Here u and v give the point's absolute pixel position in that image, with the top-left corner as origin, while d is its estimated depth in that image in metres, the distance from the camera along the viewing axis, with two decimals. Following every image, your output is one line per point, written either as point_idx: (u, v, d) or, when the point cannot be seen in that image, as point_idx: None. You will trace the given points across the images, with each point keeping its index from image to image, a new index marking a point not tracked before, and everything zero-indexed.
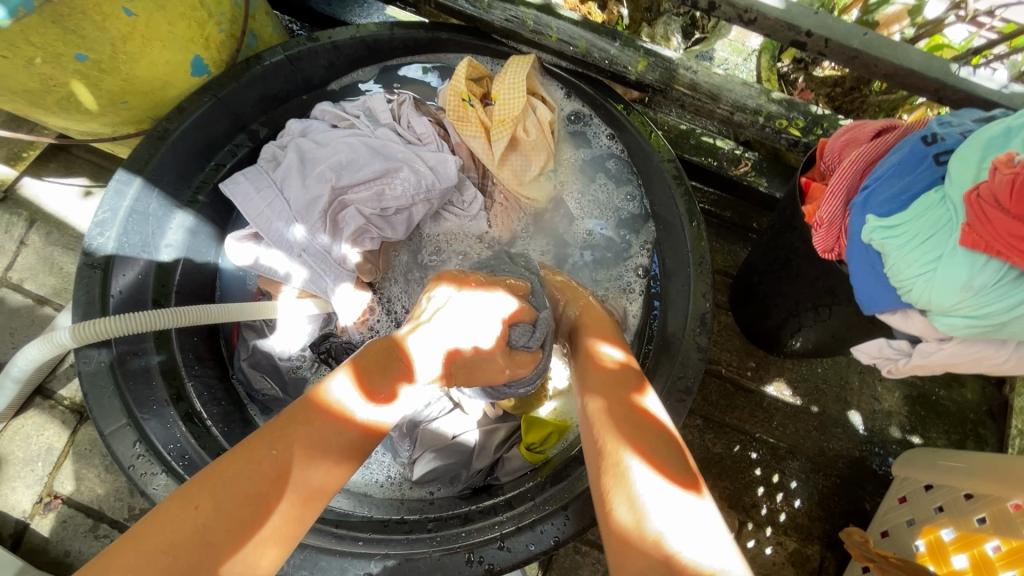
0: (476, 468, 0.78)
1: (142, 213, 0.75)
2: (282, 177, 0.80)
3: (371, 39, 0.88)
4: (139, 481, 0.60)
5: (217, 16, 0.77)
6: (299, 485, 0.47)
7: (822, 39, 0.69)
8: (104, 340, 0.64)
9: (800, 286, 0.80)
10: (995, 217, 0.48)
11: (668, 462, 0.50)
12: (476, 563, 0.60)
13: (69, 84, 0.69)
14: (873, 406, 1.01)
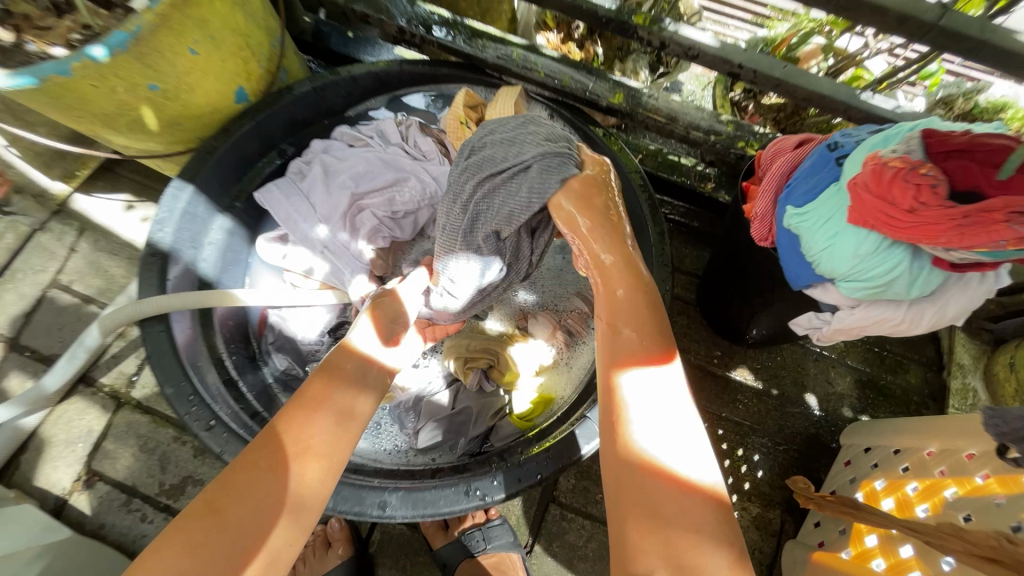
0: (473, 435, 0.90)
1: (192, 214, 0.88)
2: (309, 186, 0.95)
3: (383, 73, 1.05)
4: (192, 426, 0.71)
5: (258, 55, 0.94)
6: (316, 428, 0.56)
7: (751, 71, 0.87)
8: (164, 315, 0.77)
9: (749, 275, 0.94)
10: (862, 198, 0.60)
11: (677, 408, 0.51)
12: (472, 494, 0.69)
13: (139, 109, 0.85)
14: (827, 389, 1.14)
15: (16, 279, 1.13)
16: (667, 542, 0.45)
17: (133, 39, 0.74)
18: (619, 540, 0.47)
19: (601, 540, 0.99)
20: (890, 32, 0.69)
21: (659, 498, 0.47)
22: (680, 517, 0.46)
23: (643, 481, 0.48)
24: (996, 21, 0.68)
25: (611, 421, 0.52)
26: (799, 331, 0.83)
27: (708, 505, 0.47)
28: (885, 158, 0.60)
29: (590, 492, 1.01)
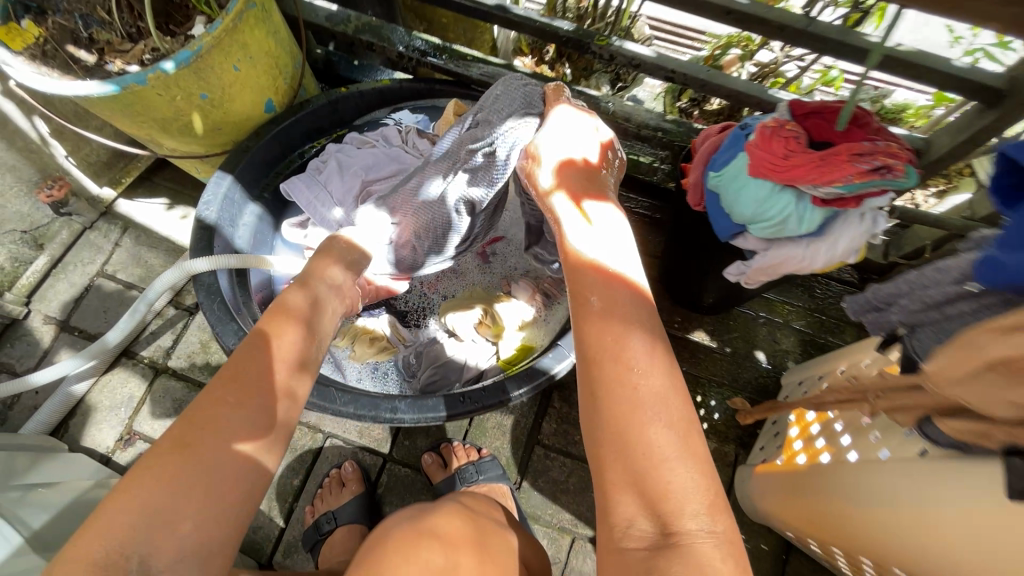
0: (466, 377, 1.06)
1: (231, 198, 1.07)
2: (326, 177, 1.14)
3: (385, 89, 1.26)
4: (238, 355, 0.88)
5: (283, 74, 1.16)
6: (317, 316, 0.69)
7: (681, 75, 1.10)
8: (218, 270, 0.95)
9: (693, 245, 1.12)
10: (751, 149, 0.81)
11: (618, 245, 0.59)
12: (467, 401, 0.85)
13: (190, 115, 1.05)
14: (774, 346, 1.31)
15: (68, 270, 1.30)
16: (636, 477, 0.45)
17: (194, 56, 0.94)
18: (597, 479, 0.48)
19: (581, 475, 1.13)
20: (774, 38, 0.91)
21: (623, 441, 0.46)
22: (646, 453, 0.45)
23: (606, 424, 0.47)
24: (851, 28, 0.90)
25: (583, 370, 0.51)
26: (729, 279, 1.00)
27: (675, 438, 0.46)
28: (763, 121, 0.82)
29: (569, 434, 1.16)
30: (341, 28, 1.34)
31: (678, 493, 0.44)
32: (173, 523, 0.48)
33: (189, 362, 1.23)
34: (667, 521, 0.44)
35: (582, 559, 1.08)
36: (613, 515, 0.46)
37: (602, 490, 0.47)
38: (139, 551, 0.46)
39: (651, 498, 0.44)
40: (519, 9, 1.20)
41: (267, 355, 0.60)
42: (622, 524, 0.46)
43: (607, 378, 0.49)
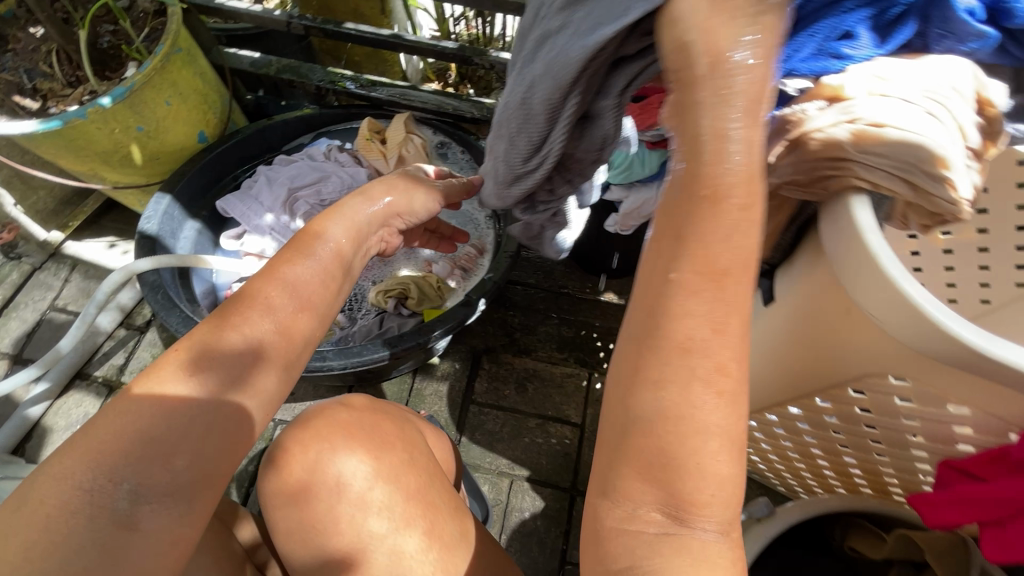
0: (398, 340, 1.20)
1: (170, 214, 1.22)
2: (257, 191, 1.30)
3: (308, 117, 1.45)
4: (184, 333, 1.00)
5: (212, 109, 1.33)
6: (325, 259, 0.63)
7: None
8: (159, 267, 1.09)
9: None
10: None
11: None
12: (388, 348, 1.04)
13: (129, 147, 1.20)
14: None
15: (19, 309, 1.39)
16: (667, 470, 0.39)
17: (129, 92, 1.11)
18: (608, 454, 0.42)
19: (513, 423, 1.25)
20: None
21: (658, 433, 0.39)
22: (680, 450, 0.38)
23: (643, 411, 0.39)
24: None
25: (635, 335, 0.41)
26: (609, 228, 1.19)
27: (718, 443, 0.38)
28: None
29: (499, 391, 1.29)
30: (265, 70, 1.53)
31: (708, 498, 0.39)
32: (166, 456, 0.49)
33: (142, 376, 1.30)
34: (678, 515, 0.39)
35: (520, 498, 1.17)
36: (607, 496, 0.41)
37: (604, 462, 0.42)
38: (128, 479, 0.47)
39: (679, 497, 0.39)
40: (413, 37, 1.44)
41: (269, 313, 0.57)
42: (629, 504, 0.40)
43: (659, 353, 0.39)
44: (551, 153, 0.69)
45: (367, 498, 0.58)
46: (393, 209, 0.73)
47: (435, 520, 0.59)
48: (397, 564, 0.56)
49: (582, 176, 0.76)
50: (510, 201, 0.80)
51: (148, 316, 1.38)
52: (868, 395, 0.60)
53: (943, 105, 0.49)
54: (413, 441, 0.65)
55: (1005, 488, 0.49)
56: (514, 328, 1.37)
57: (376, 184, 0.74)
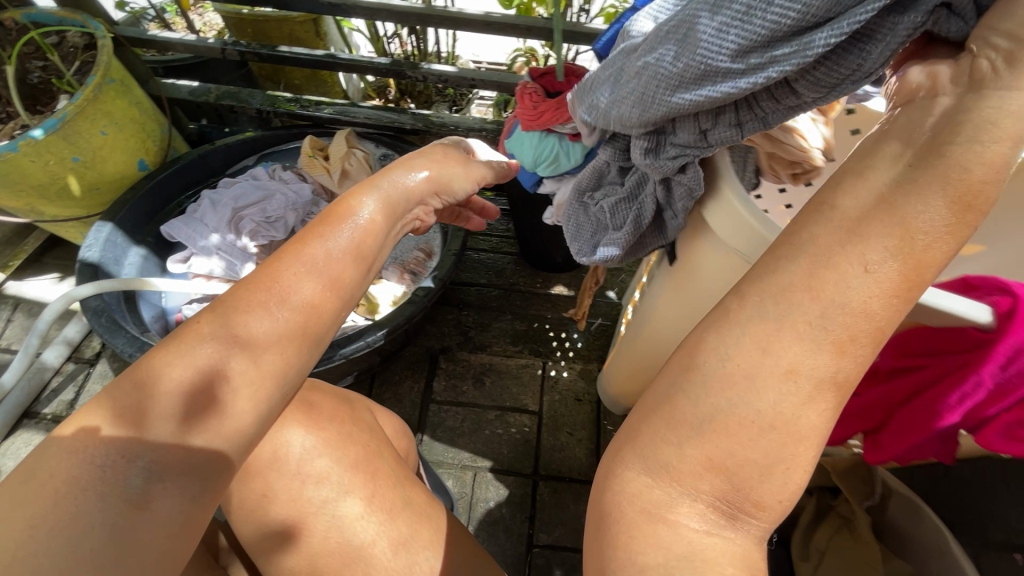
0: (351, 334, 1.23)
1: (113, 241, 1.22)
2: (202, 213, 1.32)
3: (251, 141, 1.48)
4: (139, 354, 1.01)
5: (152, 138, 1.35)
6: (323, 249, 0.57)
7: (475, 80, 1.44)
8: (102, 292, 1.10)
9: (520, 209, 1.36)
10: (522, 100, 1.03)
11: None
12: (336, 350, 1.08)
13: (66, 178, 1.20)
14: (619, 275, 1.49)
15: None
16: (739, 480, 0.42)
17: (61, 123, 1.12)
18: (667, 439, 0.43)
19: (473, 417, 1.28)
20: (526, 37, 1.26)
21: (745, 436, 0.41)
22: (762, 458, 0.41)
23: (736, 413, 0.41)
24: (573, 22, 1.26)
25: (752, 314, 0.42)
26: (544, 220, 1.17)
27: (792, 457, 0.41)
28: (527, 84, 1.06)
29: (457, 388, 1.32)
30: (204, 98, 1.56)
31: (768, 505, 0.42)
32: (181, 439, 0.47)
33: None
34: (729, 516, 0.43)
35: (485, 488, 1.20)
36: (648, 478, 0.44)
37: (651, 441, 0.44)
38: (146, 455, 0.46)
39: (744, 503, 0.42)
40: (348, 55, 1.49)
41: (292, 294, 0.53)
42: (684, 501, 0.43)
43: (793, 342, 0.40)
44: (787, 61, 0.47)
45: (317, 471, 0.62)
46: (432, 186, 0.73)
47: (379, 485, 0.64)
48: (342, 527, 0.60)
49: (763, 124, 0.55)
50: (653, 117, 0.57)
51: (97, 348, 1.37)
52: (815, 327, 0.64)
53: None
54: (362, 418, 0.70)
55: (881, 391, 0.55)
56: (469, 327, 1.41)
57: (418, 156, 0.74)
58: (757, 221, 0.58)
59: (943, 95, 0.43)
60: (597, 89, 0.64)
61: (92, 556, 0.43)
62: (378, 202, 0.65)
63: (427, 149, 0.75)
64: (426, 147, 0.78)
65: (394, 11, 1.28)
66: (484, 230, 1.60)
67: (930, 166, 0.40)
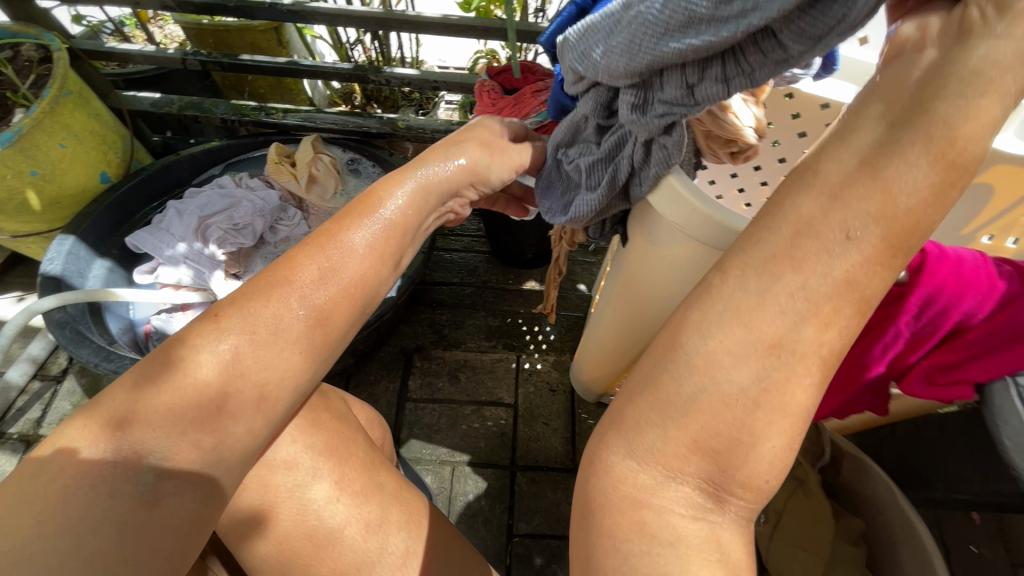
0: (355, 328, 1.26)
1: (76, 253, 1.22)
2: (167, 223, 1.31)
3: (216, 150, 1.47)
4: (110, 363, 1.01)
5: (113, 150, 1.35)
6: (345, 250, 0.59)
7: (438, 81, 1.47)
8: (65, 304, 1.09)
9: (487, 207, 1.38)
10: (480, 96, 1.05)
11: None
12: None
13: (24, 193, 1.19)
14: (590, 268, 1.52)
15: None
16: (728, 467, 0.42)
17: (17, 136, 1.11)
18: (650, 421, 0.44)
19: (449, 413, 1.29)
20: (485, 38, 1.29)
21: (726, 413, 0.41)
22: (749, 435, 0.41)
23: (720, 392, 0.41)
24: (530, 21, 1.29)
25: (723, 286, 0.43)
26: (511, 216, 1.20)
27: (782, 441, 0.42)
28: (484, 82, 1.08)
29: (433, 385, 1.33)
30: (167, 109, 1.54)
31: (756, 485, 0.43)
32: (162, 432, 0.50)
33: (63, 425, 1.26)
34: (713, 494, 0.44)
35: (463, 482, 1.21)
36: (633, 462, 0.45)
37: (630, 425, 0.45)
38: (148, 453, 0.50)
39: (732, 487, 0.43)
40: (311, 62, 1.50)
41: (312, 290, 0.57)
42: (668, 490, 0.44)
43: (777, 313, 0.41)
44: (769, 7, 0.47)
45: (286, 457, 0.62)
46: (468, 176, 0.72)
47: (348, 469, 0.65)
48: (310, 511, 0.61)
49: (750, 81, 0.54)
50: (638, 67, 0.57)
51: (64, 365, 1.34)
52: None
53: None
54: (331, 405, 0.69)
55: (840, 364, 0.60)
56: (443, 325, 1.43)
57: (458, 141, 0.72)
58: (712, 210, 0.62)
59: (931, 47, 0.43)
60: (589, 36, 0.63)
61: (74, 540, 0.46)
62: (411, 194, 0.66)
63: (467, 131, 0.73)
64: (468, 128, 0.75)
65: (354, 16, 1.30)
66: (455, 230, 1.62)
67: (915, 121, 0.41)
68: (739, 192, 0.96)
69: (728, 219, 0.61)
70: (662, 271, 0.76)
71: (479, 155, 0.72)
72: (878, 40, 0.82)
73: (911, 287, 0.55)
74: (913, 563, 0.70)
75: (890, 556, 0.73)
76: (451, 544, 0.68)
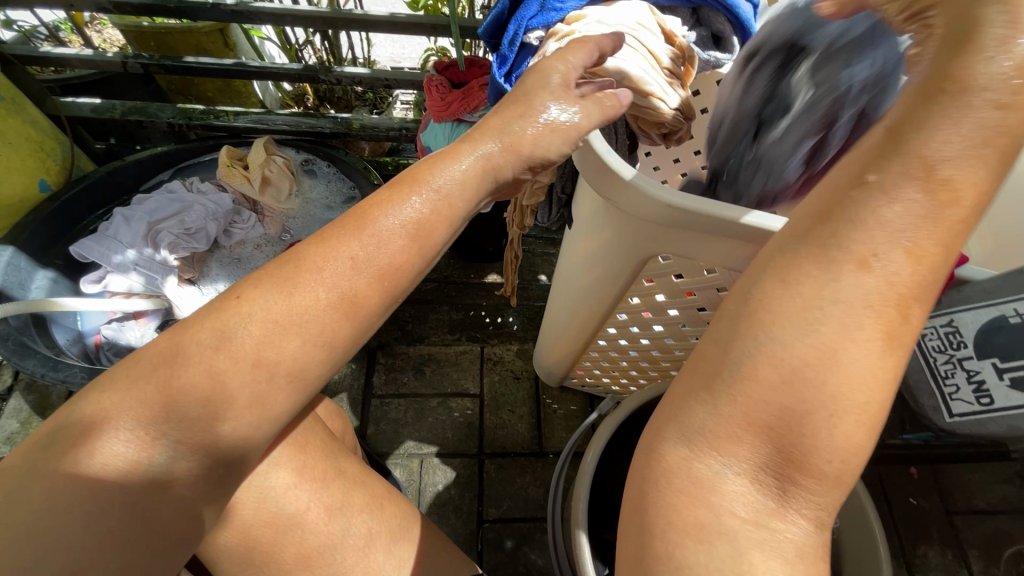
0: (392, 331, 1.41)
1: (15, 265, 1.18)
2: (114, 230, 1.28)
3: (164, 155, 1.42)
4: (59, 376, 0.98)
5: (53, 157, 1.30)
6: (370, 230, 0.53)
7: (389, 79, 1.47)
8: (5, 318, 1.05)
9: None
10: (431, 91, 1.06)
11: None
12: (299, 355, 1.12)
13: None
14: (548, 259, 1.56)
15: None
16: (786, 443, 0.38)
17: None
18: (705, 405, 0.40)
19: (415, 407, 1.30)
20: (433, 35, 1.31)
21: (792, 388, 0.38)
22: (820, 414, 0.37)
23: (784, 367, 0.38)
24: (477, 18, 1.31)
25: (769, 257, 0.41)
26: None
27: (851, 417, 0.37)
28: (434, 77, 1.09)
29: (398, 380, 1.34)
30: (109, 114, 1.49)
31: (821, 468, 0.38)
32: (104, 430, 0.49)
33: (9, 444, 1.21)
34: (778, 488, 0.39)
35: (432, 473, 1.22)
36: (686, 450, 0.41)
37: (685, 406, 0.42)
38: (89, 455, 0.48)
39: (789, 470, 0.39)
40: (259, 63, 1.49)
41: (340, 279, 0.51)
42: (720, 477, 0.40)
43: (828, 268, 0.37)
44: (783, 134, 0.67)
45: None
46: (523, 163, 0.62)
47: (310, 457, 0.66)
48: (270, 499, 0.61)
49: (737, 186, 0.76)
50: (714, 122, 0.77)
51: (9, 382, 1.29)
52: (673, 259, 0.76)
53: (629, 38, 0.67)
54: None
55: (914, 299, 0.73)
56: (406, 321, 1.43)
57: (519, 116, 0.61)
58: (687, 200, 0.63)
59: None
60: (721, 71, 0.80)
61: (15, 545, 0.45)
62: (465, 179, 0.58)
63: (527, 98, 0.61)
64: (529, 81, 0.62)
65: (300, 16, 1.29)
66: None
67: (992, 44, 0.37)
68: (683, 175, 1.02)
69: (701, 205, 0.63)
70: (612, 253, 0.80)
71: (536, 137, 0.61)
72: None
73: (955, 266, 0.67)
74: (854, 509, 0.76)
75: None
76: (414, 526, 0.69)
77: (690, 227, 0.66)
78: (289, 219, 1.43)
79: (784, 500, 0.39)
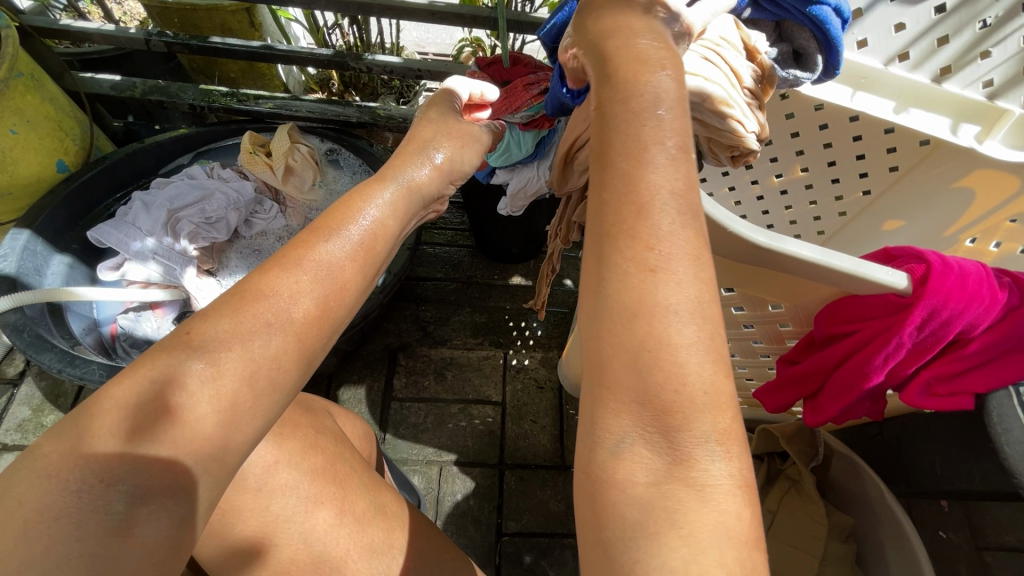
0: (412, 332, 1.37)
1: (32, 249, 1.14)
2: (133, 216, 1.23)
3: (184, 138, 1.37)
4: (77, 372, 0.94)
5: (71, 136, 1.26)
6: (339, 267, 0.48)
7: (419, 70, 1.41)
8: (19, 306, 1.01)
9: (473, 201, 1.32)
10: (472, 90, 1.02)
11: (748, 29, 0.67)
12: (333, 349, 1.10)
13: None
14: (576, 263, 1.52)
15: None
16: (647, 387, 0.37)
17: None
18: (582, 400, 0.40)
19: (434, 413, 1.27)
20: (472, 26, 1.24)
21: (624, 339, 0.38)
22: (650, 348, 0.37)
23: (613, 330, 0.38)
24: (517, 9, 1.25)
25: (588, 273, 0.41)
26: (500, 213, 1.17)
27: (701, 351, 0.37)
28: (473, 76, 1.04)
29: (418, 383, 1.31)
30: (128, 93, 1.44)
31: (688, 402, 0.36)
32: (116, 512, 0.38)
33: (20, 432, 1.18)
34: (668, 443, 0.37)
35: (451, 482, 1.19)
36: (592, 445, 0.39)
37: (586, 413, 0.40)
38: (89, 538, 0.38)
39: (662, 415, 0.37)
40: (285, 46, 1.42)
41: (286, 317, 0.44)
42: (616, 449, 0.37)
43: None
44: None
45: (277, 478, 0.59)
46: (445, 176, 0.67)
47: (348, 487, 0.63)
48: (303, 532, 0.59)
49: None
50: None
51: (21, 367, 1.26)
52: (738, 292, 0.70)
53: (714, 54, 0.64)
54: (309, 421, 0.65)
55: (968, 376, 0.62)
56: (428, 321, 1.40)
57: (425, 140, 0.67)
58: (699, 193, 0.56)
59: None
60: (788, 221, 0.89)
61: None
62: (394, 198, 0.58)
63: (431, 131, 0.68)
64: (430, 121, 0.70)
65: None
66: (440, 225, 1.58)
67: None
68: (731, 188, 1.08)
69: (795, 253, 0.57)
70: None
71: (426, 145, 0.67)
72: (876, 43, 0.89)
73: (917, 299, 0.59)
74: (902, 560, 0.73)
75: (877, 554, 0.77)
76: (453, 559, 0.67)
77: (775, 269, 0.61)
78: (312, 210, 1.38)
79: (680, 451, 0.36)
